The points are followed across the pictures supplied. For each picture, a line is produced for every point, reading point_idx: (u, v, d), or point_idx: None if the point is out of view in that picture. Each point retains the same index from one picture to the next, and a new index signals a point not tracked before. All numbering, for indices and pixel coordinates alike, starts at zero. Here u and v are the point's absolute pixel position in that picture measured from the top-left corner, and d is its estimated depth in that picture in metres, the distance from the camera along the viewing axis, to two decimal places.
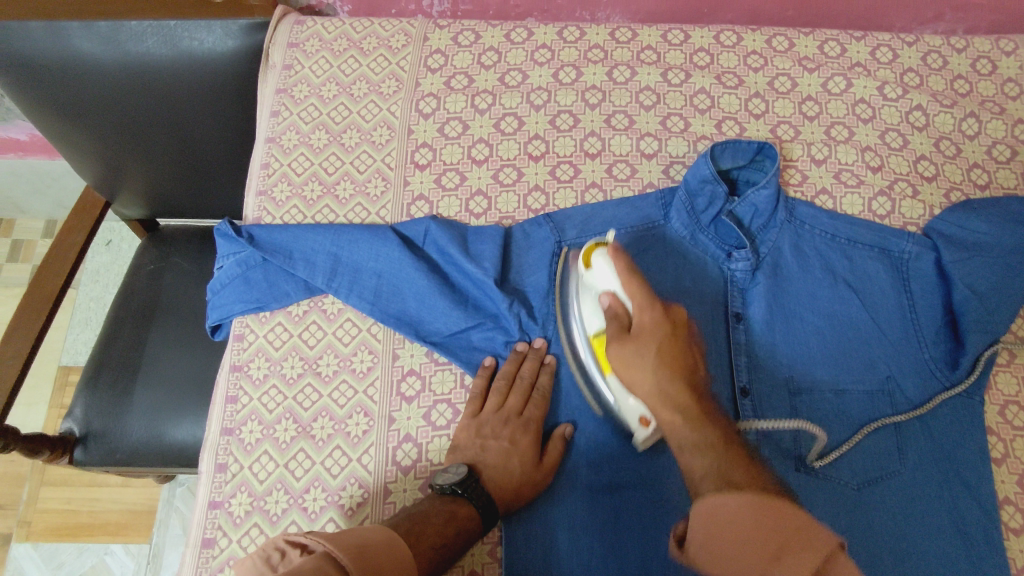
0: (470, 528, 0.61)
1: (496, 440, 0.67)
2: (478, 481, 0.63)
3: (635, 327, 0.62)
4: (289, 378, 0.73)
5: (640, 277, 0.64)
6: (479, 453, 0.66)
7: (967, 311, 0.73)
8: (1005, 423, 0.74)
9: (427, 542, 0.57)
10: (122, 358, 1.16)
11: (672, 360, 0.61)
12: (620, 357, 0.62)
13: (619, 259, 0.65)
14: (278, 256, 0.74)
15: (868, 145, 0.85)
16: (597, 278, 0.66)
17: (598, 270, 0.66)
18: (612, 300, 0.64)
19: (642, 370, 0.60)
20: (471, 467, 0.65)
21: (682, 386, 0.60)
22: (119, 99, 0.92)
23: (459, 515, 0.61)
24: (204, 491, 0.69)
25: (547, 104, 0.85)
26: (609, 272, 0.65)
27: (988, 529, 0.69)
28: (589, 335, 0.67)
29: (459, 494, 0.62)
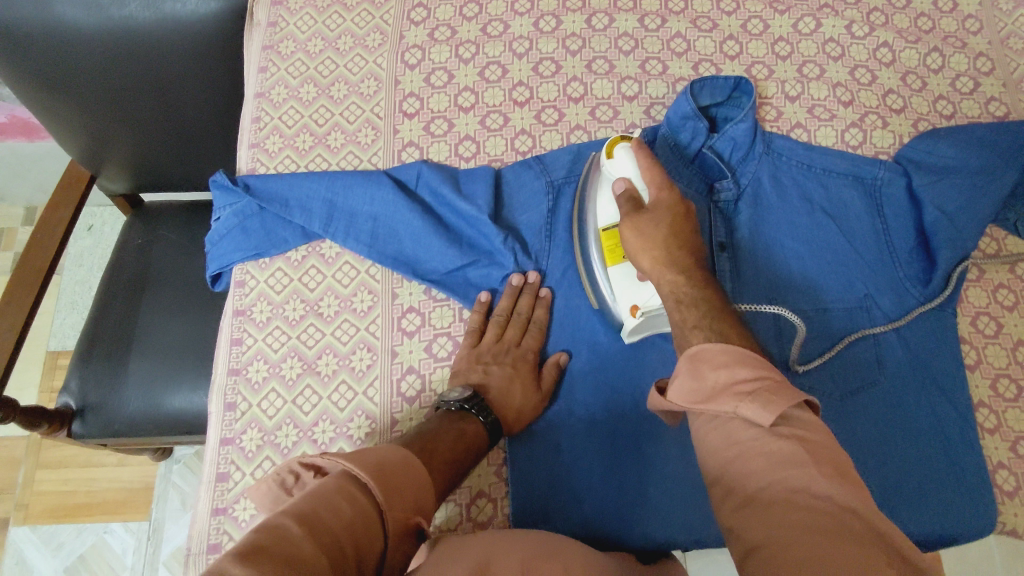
0: (478, 443, 0.62)
1: (499, 365, 0.70)
2: (484, 402, 0.66)
3: (650, 206, 0.66)
4: (292, 320, 0.74)
5: (660, 169, 0.68)
6: (483, 377, 0.69)
7: (939, 231, 0.77)
8: (977, 333, 0.78)
9: (439, 459, 0.57)
10: (116, 330, 1.17)
11: (683, 238, 0.64)
12: (637, 231, 0.64)
13: (644, 153, 0.68)
14: (274, 204, 0.75)
15: (839, 81, 0.88)
16: (616, 168, 0.69)
17: (620, 161, 0.69)
18: (630, 187, 0.67)
19: (655, 246, 0.63)
20: (477, 389, 0.67)
21: (686, 261, 0.63)
22: (103, 66, 0.92)
23: (468, 432, 0.62)
24: (214, 429, 0.70)
25: (529, 52, 0.87)
26: (629, 162, 0.68)
27: (965, 429, 0.73)
28: (601, 228, 0.70)
29: (469, 410, 0.64)
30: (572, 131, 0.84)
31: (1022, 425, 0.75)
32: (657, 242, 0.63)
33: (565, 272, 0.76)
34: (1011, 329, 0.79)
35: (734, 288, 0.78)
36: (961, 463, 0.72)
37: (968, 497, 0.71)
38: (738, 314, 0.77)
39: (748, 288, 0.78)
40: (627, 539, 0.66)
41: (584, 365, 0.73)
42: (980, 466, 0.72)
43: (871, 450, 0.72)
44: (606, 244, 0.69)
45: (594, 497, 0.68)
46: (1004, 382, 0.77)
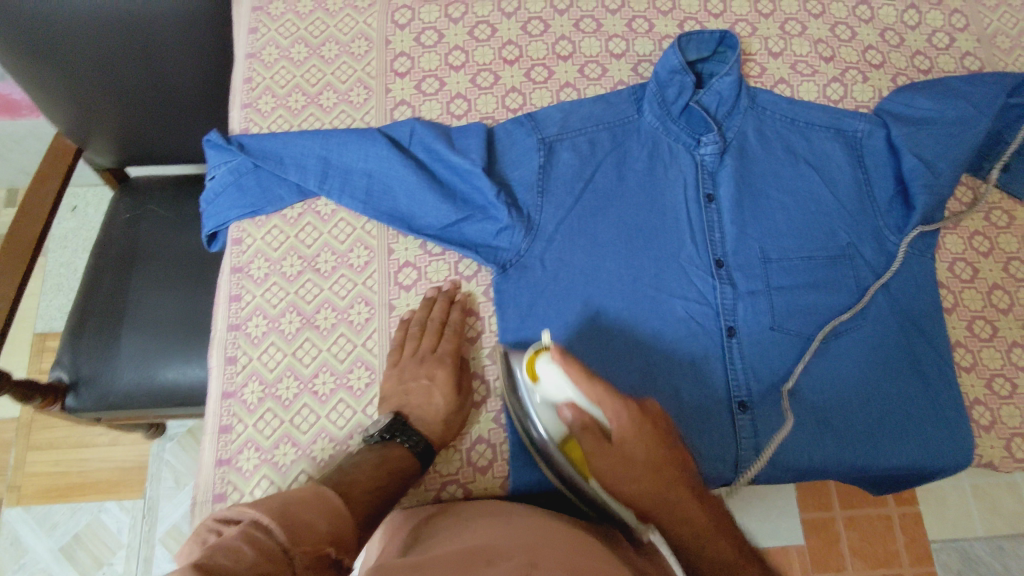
0: (403, 468, 0.62)
1: (417, 380, 0.69)
2: (405, 423, 0.65)
3: (616, 441, 0.60)
4: (289, 276, 0.75)
5: (596, 377, 0.62)
6: (404, 397, 0.68)
7: (916, 178, 0.79)
8: (955, 278, 0.81)
9: (360, 489, 0.57)
10: (106, 306, 1.16)
11: (655, 455, 0.60)
12: (607, 470, 0.60)
13: (570, 365, 0.62)
14: (269, 161, 0.75)
15: (820, 38, 0.90)
16: (550, 389, 0.64)
17: (549, 380, 0.64)
18: (576, 412, 0.62)
19: (626, 466, 0.60)
20: (398, 412, 0.67)
21: (673, 474, 0.60)
22: (89, 32, 0.91)
23: (391, 459, 0.62)
24: (216, 383, 0.71)
25: (517, 12, 0.88)
26: (558, 377, 0.63)
27: (943, 368, 0.76)
28: (555, 441, 0.66)
29: (392, 438, 0.64)
30: (561, 89, 0.85)
31: (997, 362, 0.78)
32: (630, 471, 0.60)
33: (558, 225, 0.77)
34: (986, 273, 0.82)
35: (721, 238, 0.79)
36: (939, 400, 0.75)
37: (946, 432, 0.74)
38: (726, 264, 0.79)
39: (735, 238, 0.79)
40: None
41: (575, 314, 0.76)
42: (958, 404, 0.75)
43: (852, 390, 0.75)
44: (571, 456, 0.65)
45: None
46: (980, 324, 0.80)
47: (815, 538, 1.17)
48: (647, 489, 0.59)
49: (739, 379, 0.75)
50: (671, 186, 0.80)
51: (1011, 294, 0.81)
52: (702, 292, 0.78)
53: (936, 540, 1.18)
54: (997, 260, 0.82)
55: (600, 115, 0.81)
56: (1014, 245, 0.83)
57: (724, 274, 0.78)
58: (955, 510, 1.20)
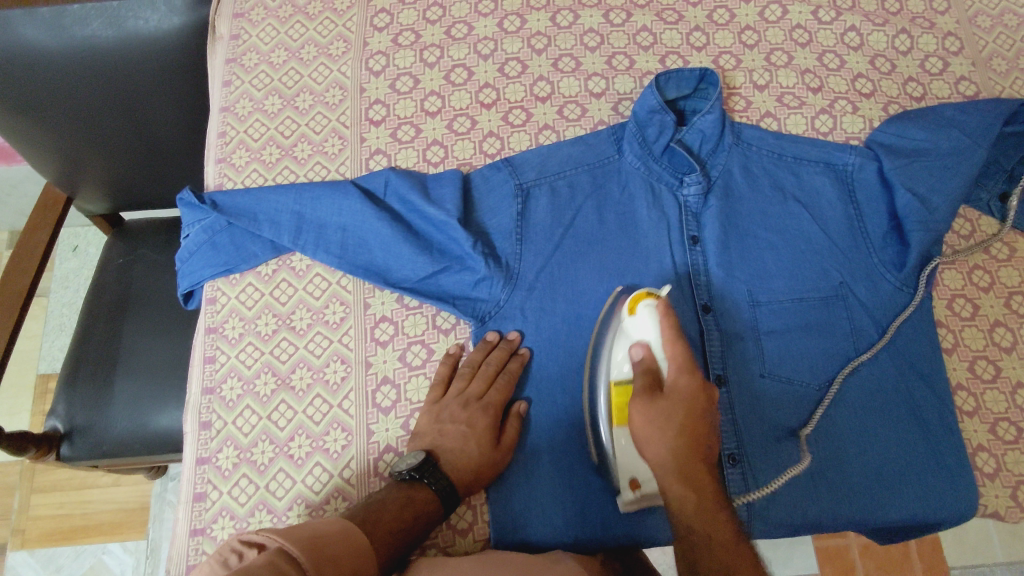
0: (428, 513, 0.62)
1: (455, 423, 0.68)
2: (436, 466, 0.65)
3: (669, 387, 0.60)
4: (264, 334, 0.75)
5: (684, 339, 0.62)
6: (438, 437, 0.67)
7: (910, 214, 0.76)
8: (953, 316, 0.78)
9: (383, 527, 0.58)
10: (100, 352, 1.11)
11: (695, 427, 0.59)
12: (643, 413, 0.59)
13: (667, 315, 0.62)
14: (243, 219, 0.74)
15: (807, 68, 0.88)
16: (635, 327, 0.65)
17: (639, 319, 0.64)
18: (647, 353, 0.63)
19: (660, 438, 0.58)
20: (429, 452, 0.66)
21: (695, 467, 0.58)
22: (69, 88, 0.85)
23: (416, 500, 0.62)
24: (191, 448, 0.71)
25: (494, 53, 0.87)
26: (650, 325, 0.63)
27: (944, 415, 0.73)
28: (612, 379, 0.66)
29: (418, 479, 0.63)
30: (540, 131, 0.83)
31: (1001, 405, 0.75)
32: (662, 428, 0.58)
33: (538, 275, 0.75)
34: (987, 310, 0.79)
35: (706, 283, 0.77)
36: (939, 448, 0.72)
37: (947, 479, 0.71)
38: (714, 309, 0.76)
39: (721, 280, 0.77)
40: (609, 538, 0.68)
41: (555, 368, 0.73)
42: (960, 451, 0.72)
43: (849, 440, 0.72)
44: (617, 399, 0.65)
45: (573, 497, 0.69)
46: (982, 364, 0.77)
47: (829, 566, 1.13)
48: (671, 455, 0.58)
49: (730, 433, 0.72)
50: (655, 229, 0.77)
51: (1013, 332, 0.78)
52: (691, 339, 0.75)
53: (956, 566, 1.12)
54: (998, 296, 0.79)
55: (578, 158, 0.79)
56: (1015, 280, 0.80)
57: (712, 319, 0.75)
58: (975, 535, 1.14)
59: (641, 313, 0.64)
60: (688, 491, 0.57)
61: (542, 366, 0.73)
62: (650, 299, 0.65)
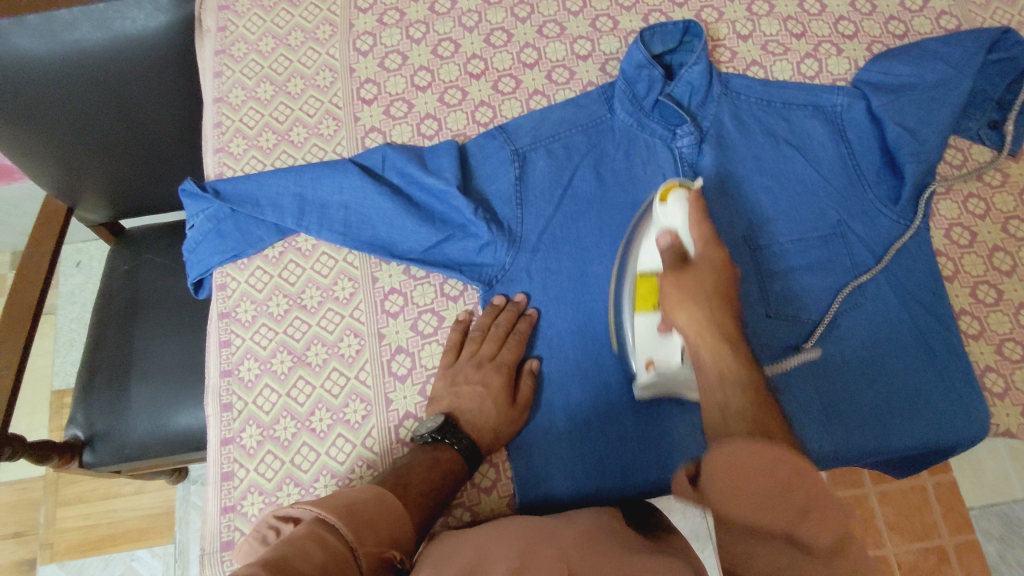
0: (455, 471, 0.63)
1: (470, 384, 0.69)
2: (457, 427, 0.65)
3: (697, 259, 0.60)
4: (277, 315, 0.76)
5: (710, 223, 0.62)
6: (455, 400, 0.68)
7: (902, 146, 0.77)
8: (952, 244, 0.79)
9: (414, 490, 0.59)
10: (113, 358, 1.12)
11: (722, 294, 0.58)
12: (674, 286, 0.59)
13: (695, 204, 0.62)
14: (246, 205, 0.75)
15: (789, 15, 0.89)
16: (662, 215, 0.64)
17: (666, 209, 0.63)
18: (674, 238, 0.62)
19: (692, 302, 0.57)
20: (449, 414, 0.67)
21: (732, 328, 0.57)
22: (64, 93, 0.85)
23: (443, 461, 0.63)
24: (214, 431, 0.72)
25: (478, 25, 0.88)
26: (679, 214, 0.63)
27: (950, 340, 0.74)
28: (638, 271, 0.66)
29: (441, 440, 0.64)
30: (531, 97, 0.84)
31: (1005, 327, 0.76)
32: (693, 297, 0.58)
33: (541, 236, 0.76)
34: (985, 236, 0.80)
35: None
36: (948, 372, 0.73)
37: (958, 402, 0.72)
38: None
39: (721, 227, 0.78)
40: (631, 484, 0.69)
41: (565, 324, 0.74)
42: (969, 374, 0.73)
43: (858, 370, 0.73)
44: (640, 291, 0.66)
45: (593, 448, 0.70)
46: (983, 289, 0.78)
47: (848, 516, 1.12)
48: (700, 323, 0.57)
49: None
50: (651, 183, 0.79)
51: (1012, 255, 0.79)
52: None
53: (975, 506, 1.12)
54: (995, 222, 0.81)
55: (571, 120, 0.80)
56: (1011, 205, 0.81)
57: None
58: (992, 477, 1.14)
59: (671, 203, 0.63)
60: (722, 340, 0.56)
61: (551, 324, 0.74)
62: (682, 190, 0.64)
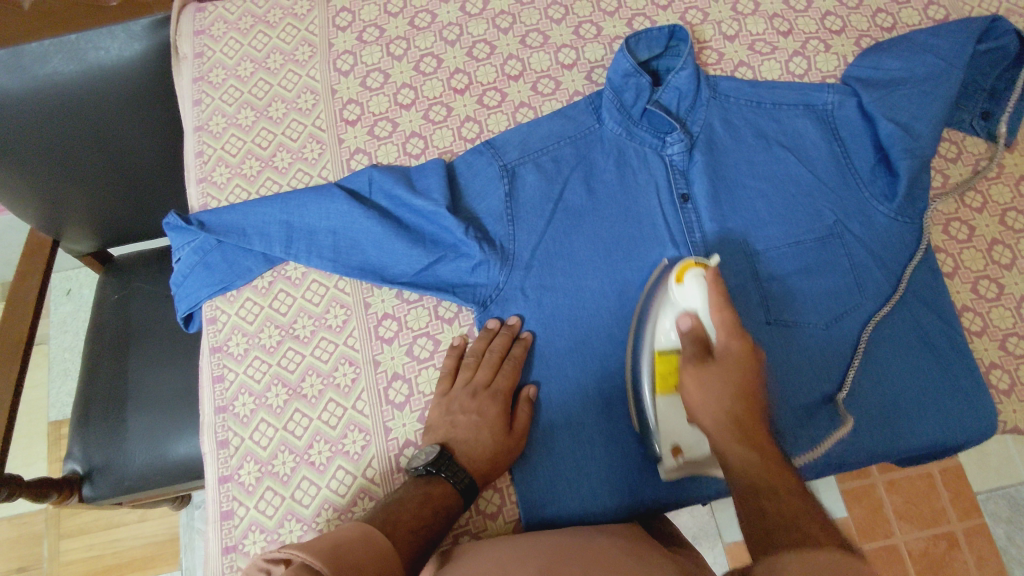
0: (449, 506, 0.62)
1: (466, 413, 0.68)
2: (452, 459, 0.64)
3: (719, 353, 0.60)
4: (269, 347, 0.74)
5: (731, 303, 0.62)
6: (450, 430, 0.67)
7: (895, 143, 0.75)
8: (951, 240, 0.78)
9: (404, 527, 0.57)
10: (108, 389, 1.11)
11: (748, 395, 0.59)
12: (698, 385, 0.60)
13: (715, 284, 0.62)
14: (232, 236, 0.74)
15: (775, 13, 0.87)
16: (682, 296, 0.64)
17: (687, 289, 0.63)
18: (695, 323, 0.62)
19: (713, 392, 0.59)
20: (443, 446, 0.66)
21: (746, 413, 0.58)
22: (39, 129, 0.83)
23: (435, 495, 0.62)
24: (212, 468, 0.71)
25: (460, 38, 0.86)
26: (699, 295, 0.63)
27: (953, 338, 0.73)
28: (656, 349, 0.65)
29: (436, 473, 0.63)
30: (517, 109, 0.83)
31: (1008, 321, 0.76)
32: (713, 397, 0.59)
33: (534, 253, 0.75)
34: (983, 229, 0.79)
35: (703, 237, 0.77)
36: (953, 371, 0.72)
37: (965, 402, 0.71)
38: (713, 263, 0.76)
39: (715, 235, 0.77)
40: (637, 501, 0.68)
41: (563, 342, 0.73)
42: (974, 371, 0.72)
43: (862, 374, 0.72)
44: (660, 368, 0.65)
45: (597, 468, 0.69)
46: (984, 283, 0.77)
47: (858, 507, 1.11)
48: (717, 415, 0.58)
49: None
50: (644, 194, 0.78)
51: (1011, 248, 0.78)
52: None
53: (982, 491, 1.11)
54: (993, 214, 0.80)
55: (559, 132, 0.79)
56: (1008, 196, 0.80)
57: None
58: (998, 461, 1.13)
59: (688, 283, 0.64)
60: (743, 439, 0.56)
61: (548, 343, 0.73)
62: (698, 270, 0.64)
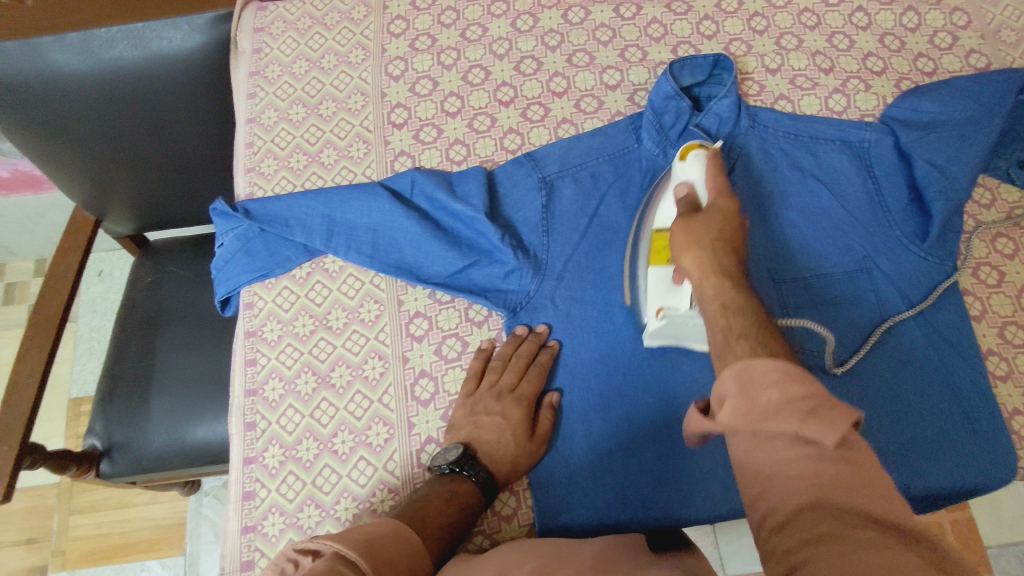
0: (473, 504, 0.63)
1: (490, 415, 0.69)
2: (474, 458, 0.66)
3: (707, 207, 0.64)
4: (302, 336, 0.76)
5: (725, 180, 0.67)
6: (473, 430, 0.68)
7: (930, 184, 0.77)
8: (980, 283, 0.79)
9: (432, 524, 0.59)
10: (135, 368, 1.13)
11: (733, 248, 0.61)
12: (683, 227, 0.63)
13: (712, 160, 0.67)
14: (276, 225, 0.76)
15: (817, 50, 0.89)
16: (680, 170, 0.68)
17: (685, 163, 0.68)
18: (689, 190, 0.66)
19: (696, 243, 0.61)
20: (466, 445, 0.67)
21: (731, 263, 0.59)
22: (99, 108, 0.87)
23: (460, 493, 0.63)
24: (237, 449, 0.72)
25: (509, 53, 0.89)
26: (696, 169, 0.67)
27: (977, 380, 0.73)
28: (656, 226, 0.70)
29: (459, 472, 0.65)
30: (559, 125, 0.85)
31: None
32: (697, 243, 0.61)
33: (566, 264, 0.76)
34: (1013, 276, 0.79)
35: None
36: (974, 413, 0.72)
37: (986, 445, 0.71)
38: None
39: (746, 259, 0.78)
40: (649, 515, 0.69)
41: (589, 353, 0.74)
42: (996, 415, 0.72)
43: (884, 408, 0.72)
44: (655, 246, 0.70)
45: (614, 479, 0.70)
46: (1011, 329, 0.77)
47: None
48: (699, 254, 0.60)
49: None
50: None
51: None
52: None
53: (994, 543, 1.10)
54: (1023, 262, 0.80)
55: (599, 149, 0.81)
56: None
57: None
58: (1013, 514, 1.12)
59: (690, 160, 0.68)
60: (724, 278, 0.58)
61: (574, 352, 0.74)
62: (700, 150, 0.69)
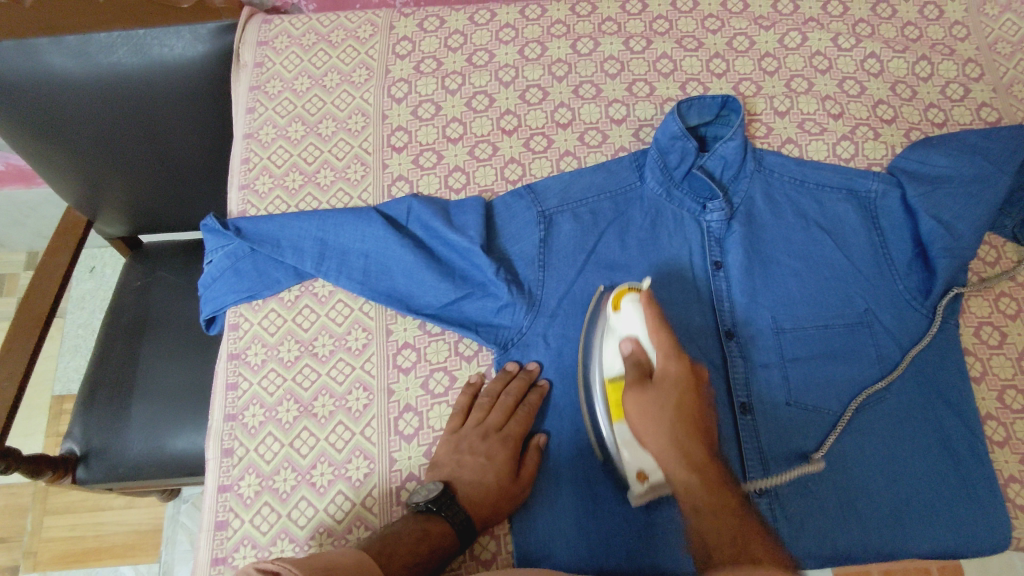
0: (445, 546, 0.61)
1: (474, 454, 0.67)
2: (453, 498, 0.64)
3: (658, 375, 0.65)
4: (287, 361, 0.75)
5: (666, 327, 0.66)
6: (456, 469, 0.67)
7: (934, 240, 0.75)
8: (981, 343, 0.78)
9: (398, 561, 0.58)
10: (117, 374, 1.11)
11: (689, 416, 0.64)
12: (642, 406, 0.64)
13: (649, 307, 0.66)
14: (266, 245, 0.74)
15: (828, 94, 0.88)
16: (621, 322, 0.68)
17: (626, 315, 0.67)
18: (635, 347, 0.66)
19: (655, 425, 0.63)
20: (447, 485, 0.65)
21: (702, 450, 0.62)
22: (94, 112, 0.85)
23: (433, 533, 0.61)
24: (213, 475, 0.70)
25: (515, 80, 0.88)
26: (635, 318, 0.67)
27: (974, 443, 0.72)
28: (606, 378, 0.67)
29: (436, 511, 0.62)
30: (561, 157, 0.84)
31: None
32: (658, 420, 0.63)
33: (560, 301, 0.74)
34: (1015, 338, 0.78)
35: (730, 307, 0.77)
36: (970, 478, 0.71)
37: (979, 512, 0.70)
38: (738, 334, 0.76)
39: (743, 307, 0.76)
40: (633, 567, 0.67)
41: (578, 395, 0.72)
42: (992, 482, 0.71)
43: (878, 468, 0.71)
44: (610, 398, 0.67)
45: (598, 528, 0.68)
46: (1011, 393, 0.76)
47: None
48: (663, 453, 0.62)
49: (756, 457, 0.71)
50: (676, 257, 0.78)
51: None
52: (713, 364, 0.75)
53: None
54: None
55: (600, 185, 0.79)
56: None
57: (735, 345, 0.75)
58: None
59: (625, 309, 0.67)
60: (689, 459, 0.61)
61: (564, 393, 0.72)
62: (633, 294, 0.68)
